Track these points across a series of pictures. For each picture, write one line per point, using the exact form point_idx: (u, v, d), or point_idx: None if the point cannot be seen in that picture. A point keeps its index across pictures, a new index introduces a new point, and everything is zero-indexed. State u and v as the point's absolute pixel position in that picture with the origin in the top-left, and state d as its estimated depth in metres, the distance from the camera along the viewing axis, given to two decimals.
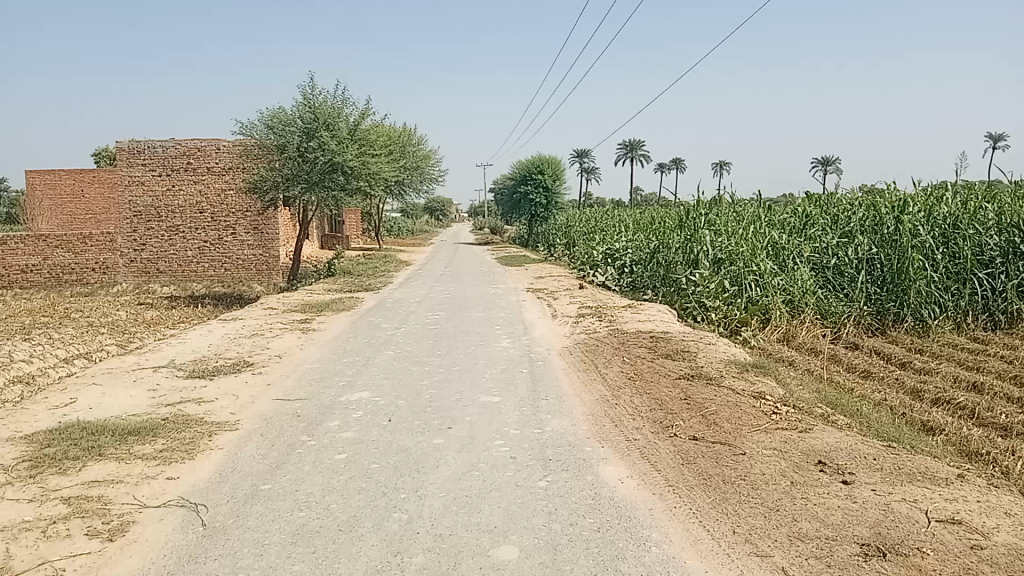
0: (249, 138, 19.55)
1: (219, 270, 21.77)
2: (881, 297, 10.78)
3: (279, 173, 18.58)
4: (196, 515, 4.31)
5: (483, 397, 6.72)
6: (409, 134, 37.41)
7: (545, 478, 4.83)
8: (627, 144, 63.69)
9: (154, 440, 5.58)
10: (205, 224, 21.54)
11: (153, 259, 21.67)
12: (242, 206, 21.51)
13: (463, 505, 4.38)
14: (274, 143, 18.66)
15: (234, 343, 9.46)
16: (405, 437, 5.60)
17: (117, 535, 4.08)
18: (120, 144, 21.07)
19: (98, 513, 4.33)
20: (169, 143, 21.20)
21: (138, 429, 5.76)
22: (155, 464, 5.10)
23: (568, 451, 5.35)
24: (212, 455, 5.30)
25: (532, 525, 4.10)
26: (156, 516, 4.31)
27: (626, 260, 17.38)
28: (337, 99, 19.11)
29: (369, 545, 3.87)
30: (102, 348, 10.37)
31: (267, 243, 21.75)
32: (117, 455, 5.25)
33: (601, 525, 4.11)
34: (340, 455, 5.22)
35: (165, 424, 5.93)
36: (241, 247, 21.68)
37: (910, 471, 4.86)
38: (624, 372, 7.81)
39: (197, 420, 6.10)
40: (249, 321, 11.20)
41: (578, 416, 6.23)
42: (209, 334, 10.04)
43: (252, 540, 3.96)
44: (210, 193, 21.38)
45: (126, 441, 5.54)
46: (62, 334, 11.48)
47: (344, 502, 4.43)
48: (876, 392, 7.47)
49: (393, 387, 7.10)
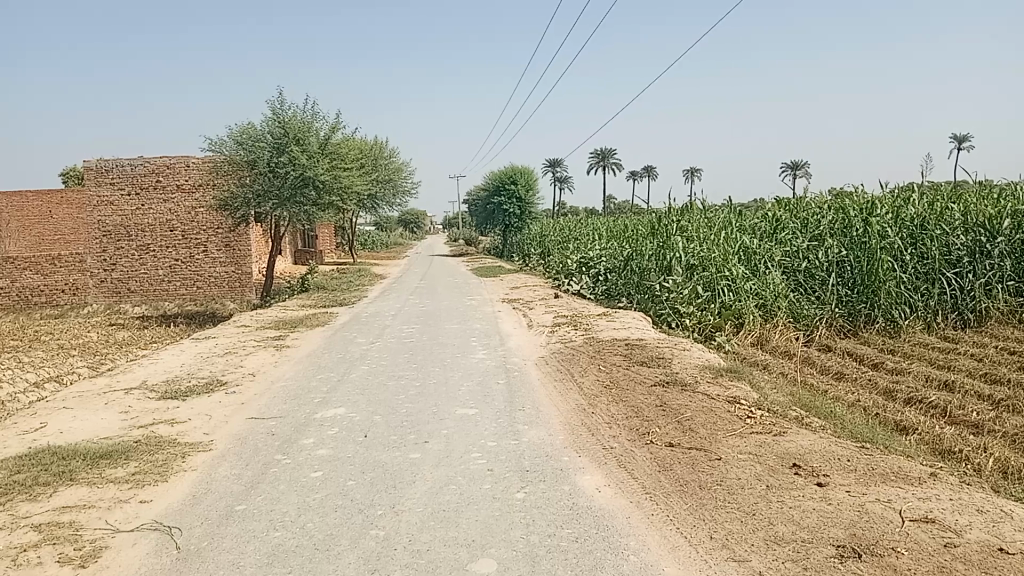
0: (218, 154, 19.46)
1: (192, 288, 21.49)
2: (852, 299, 10.92)
3: (250, 190, 18.46)
4: (170, 538, 4.26)
5: (460, 410, 6.71)
6: (381, 147, 37.37)
7: (522, 489, 4.82)
8: (599, 152, 64.06)
9: (126, 463, 5.51)
10: (176, 243, 21.28)
11: (123, 279, 21.42)
12: (213, 223, 21.28)
13: (441, 520, 4.36)
14: (243, 160, 18.58)
15: (207, 362, 9.36)
16: (380, 453, 5.57)
17: (89, 561, 4.01)
18: (87, 163, 20.86)
19: (70, 539, 4.26)
20: (137, 160, 20.96)
21: (110, 453, 5.68)
22: (128, 488, 5.03)
23: (545, 461, 5.35)
24: (186, 477, 5.24)
25: (510, 537, 4.09)
26: (129, 540, 4.25)
27: (601, 268, 17.46)
28: (306, 113, 19.05)
29: (346, 563, 3.84)
30: (74, 371, 10.24)
31: (240, 260, 21.48)
32: (89, 479, 5.18)
33: (579, 535, 4.11)
34: (316, 473, 5.19)
35: (137, 447, 5.86)
36: (212, 265, 21.44)
37: (884, 471, 4.92)
38: (600, 380, 7.83)
39: (170, 441, 6.03)
40: (223, 339, 11.09)
41: (555, 426, 6.24)
42: (182, 353, 9.94)
43: (227, 562, 3.92)
44: (180, 211, 21.16)
45: (98, 464, 5.46)
46: (32, 358, 11.33)
47: (320, 520, 4.39)
48: (849, 394, 7.56)
49: (368, 402, 7.08)
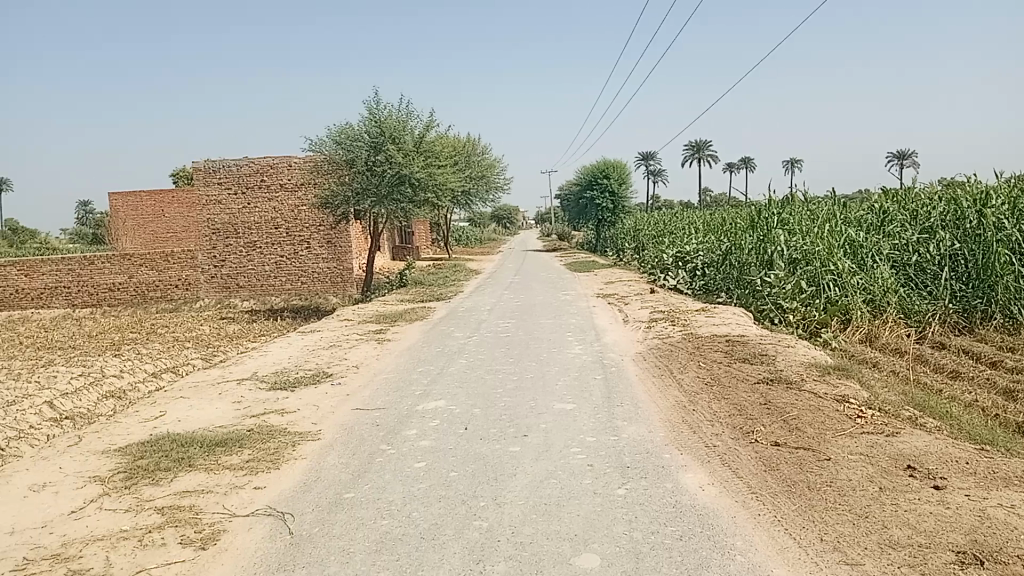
0: (319, 154, 20.03)
1: (296, 284, 22.25)
2: (968, 294, 10.40)
3: (349, 188, 18.96)
4: (283, 524, 4.42)
5: (558, 405, 6.72)
6: (474, 144, 37.78)
7: (624, 485, 4.79)
8: (694, 144, 62.90)
9: (240, 450, 5.76)
10: (280, 240, 22.08)
11: (232, 275, 22.30)
12: (316, 221, 21.96)
13: (543, 513, 4.38)
14: (342, 158, 19.09)
15: (313, 354, 9.69)
16: (481, 446, 5.63)
17: (209, 543, 4.21)
18: (197, 164, 21.80)
19: (190, 522, 4.48)
20: (243, 161, 21.82)
21: (226, 440, 5.95)
22: (242, 474, 5.25)
23: (646, 458, 5.31)
24: (296, 464, 5.43)
25: (612, 533, 4.08)
26: (245, 525, 4.44)
27: (698, 263, 17.17)
28: (402, 112, 19.40)
29: (451, 552, 3.91)
30: (188, 362, 10.77)
31: (341, 256, 22.10)
32: (207, 465, 5.43)
33: (683, 533, 4.06)
34: (419, 464, 5.30)
35: (250, 435, 6.11)
36: (315, 261, 22.14)
37: (1007, 475, 4.66)
38: (701, 377, 7.70)
39: (280, 430, 6.26)
40: (327, 332, 11.45)
41: (655, 423, 6.17)
42: (288, 346, 10.32)
43: (337, 548, 4.04)
44: (284, 209, 21.90)
45: (214, 452, 5.73)
46: (150, 349, 11.97)
47: (424, 510, 4.48)
48: (966, 393, 7.19)
49: (468, 395, 7.16)
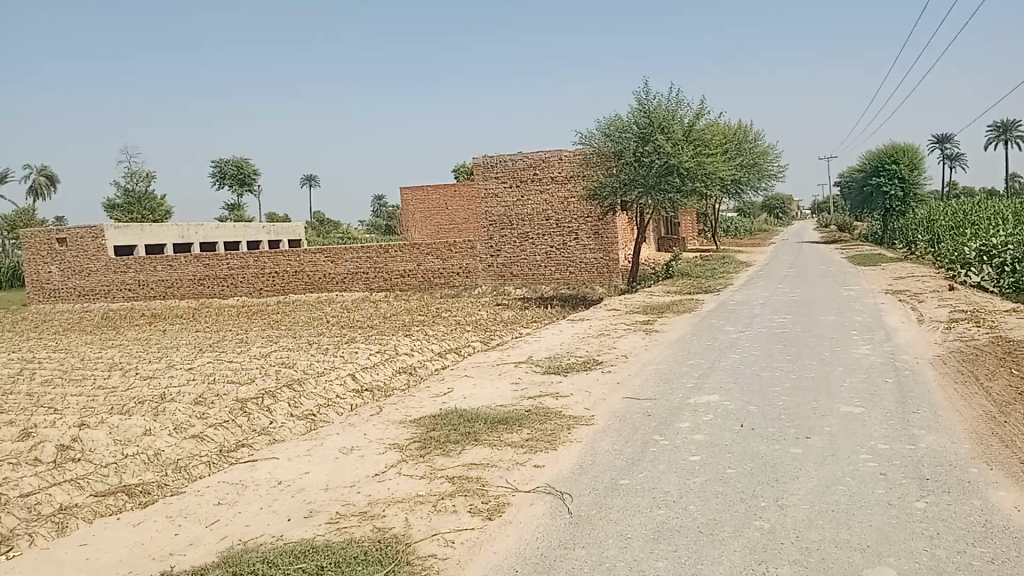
0: (589, 147, 20.46)
1: (565, 274, 22.76)
2: None
3: (617, 179, 19.15)
4: (563, 503, 4.59)
5: (842, 408, 6.31)
6: (745, 131, 36.48)
7: (923, 499, 4.39)
8: (1002, 123, 55.74)
9: (520, 429, 6.07)
10: (551, 231, 22.76)
11: (507, 264, 23.42)
12: (585, 213, 22.40)
13: (830, 520, 4.14)
14: (611, 150, 19.35)
15: (584, 341, 9.94)
16: (759, 444, 5.45)
17: (495, 514, 4.49)
18: (476, 160, 23.16)
19: (478, 493, 4.80)
20: (517, 155, 22.84)
21: (506, 419, 6.30)
22: (523, 452, 5.53)
23: (949, 471, 4.82)
24: (573, 447, 5.61)
25: (911, 548, 3.76)
26: (527, 500, 4.67)
27: (1008, 257, 15.19)
28: (671, 101, 19.22)
29: (731, 549, 3.83)
30: (468, 344, 11.54)
31: (608, 247, 22.25)
32: (490, 441, 5.79)
33: (997, 556, 3.64)
34: (694, 457, 5.24)
35: (528, 415, 6.42)
36: (583, 251, 22.49)
37: None
38: (1015, 386, 6.83)
39: (556, 413, 6.50)
40: (597, 321, 11.69)
41: (958, 433, 5.59)
42: (560, 333, 10.69)
43: (616, 532, 4.12)
44: (555, 201, 22.58)
45: (497, 428, 6.08)
46: (436, 331, 12.98)
47: (701, 504, 4.43)
48: None
49: (743, 392, 6.94)
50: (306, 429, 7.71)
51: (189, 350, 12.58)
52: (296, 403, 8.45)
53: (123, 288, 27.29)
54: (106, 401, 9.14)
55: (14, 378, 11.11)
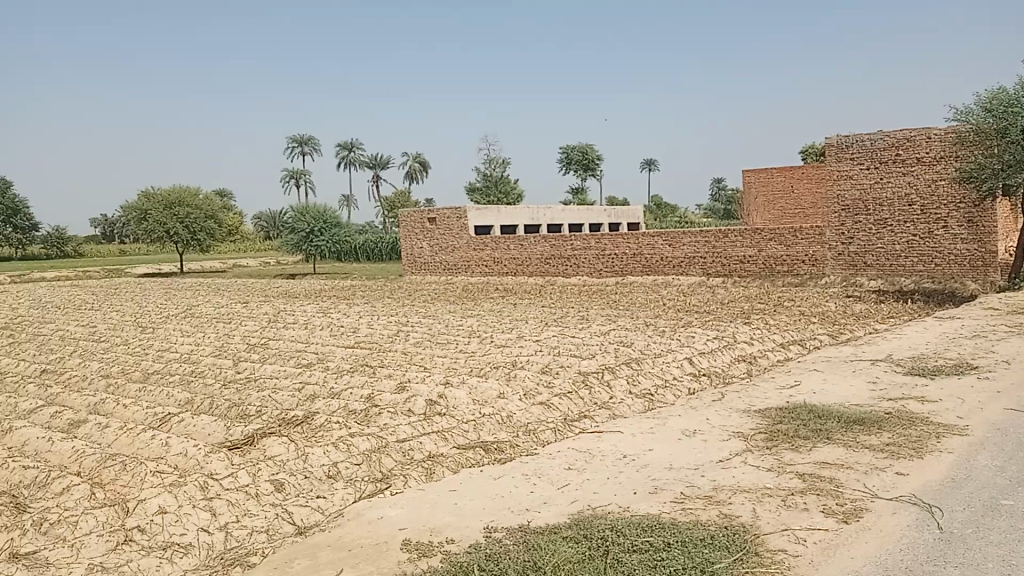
0: (964, 124, 18.15)
1: (930, 266, 20.08)
2: None
3: (999, 159, 16.81)
4: (932, 515, 4.15)
5: None
6: None
7: None
8: None
9: (879, 432, 5.61)
10: (914, 217, 20.27)
11: (860, 253, 21.29)
12: (956, 197, 19.71)
13: None
14: (992, 127, 17.01)
15: (953, 343, 8.87)
16: None
17: (851, 518, 4.19)
18: (829, 140, 21.52)
19: (831, 494, 4.53)
20: (877, 135, 20.79)
21: (863, 420, 5.87)
22: (883, 457, 5.09)
23: None
24: (943, 457, 5.04)
25: None
26: (889, 508, 4.29)
27: None
28: None
29: None
30: (814, 336, 10.91)
31: (986, 236, 19.25)
32: (845, 441, 5.44)
33: None
34: None
35: (889, 418, 5.91)
36: (954, 241, 19.67)
37: None
38: None
39: (923, 419, 5.89)
40: (969, 321, 10.37)
41: None
42: (924, 332, 9.67)
43: (998, 556, 3.61)
44: (920, 184, 20.13)
45: (852, 429, 5.70)
46: (778, 320, 12.46)
47: None
48: None
49: None
50: (644, 408, 7.91)
51: (536, 323, 13.47)
52: (635, 381, 8.67)
53: (481, 264, 28.91)
54: (466, 364, 10.15)
55: (394, 337, 12.78)
